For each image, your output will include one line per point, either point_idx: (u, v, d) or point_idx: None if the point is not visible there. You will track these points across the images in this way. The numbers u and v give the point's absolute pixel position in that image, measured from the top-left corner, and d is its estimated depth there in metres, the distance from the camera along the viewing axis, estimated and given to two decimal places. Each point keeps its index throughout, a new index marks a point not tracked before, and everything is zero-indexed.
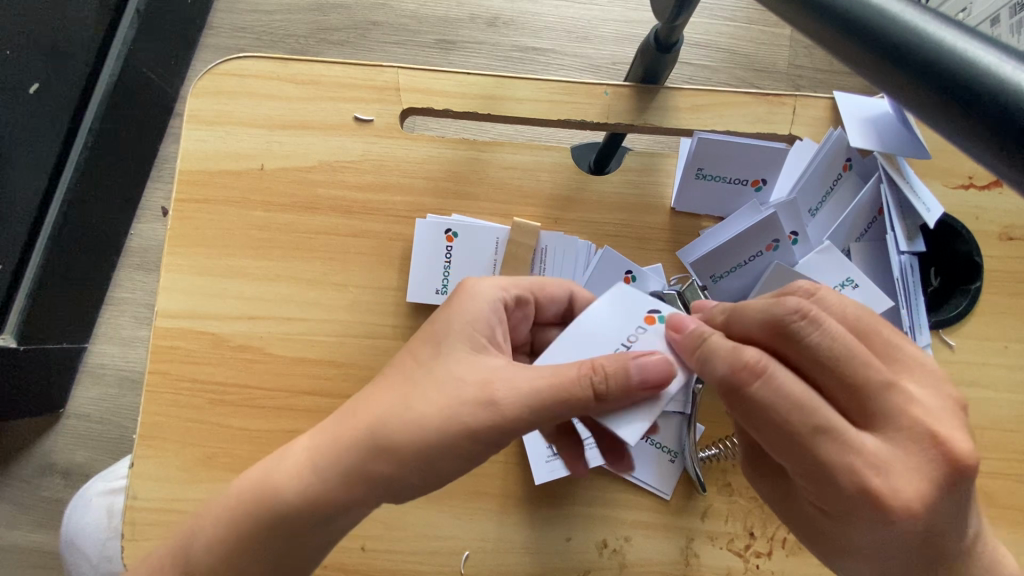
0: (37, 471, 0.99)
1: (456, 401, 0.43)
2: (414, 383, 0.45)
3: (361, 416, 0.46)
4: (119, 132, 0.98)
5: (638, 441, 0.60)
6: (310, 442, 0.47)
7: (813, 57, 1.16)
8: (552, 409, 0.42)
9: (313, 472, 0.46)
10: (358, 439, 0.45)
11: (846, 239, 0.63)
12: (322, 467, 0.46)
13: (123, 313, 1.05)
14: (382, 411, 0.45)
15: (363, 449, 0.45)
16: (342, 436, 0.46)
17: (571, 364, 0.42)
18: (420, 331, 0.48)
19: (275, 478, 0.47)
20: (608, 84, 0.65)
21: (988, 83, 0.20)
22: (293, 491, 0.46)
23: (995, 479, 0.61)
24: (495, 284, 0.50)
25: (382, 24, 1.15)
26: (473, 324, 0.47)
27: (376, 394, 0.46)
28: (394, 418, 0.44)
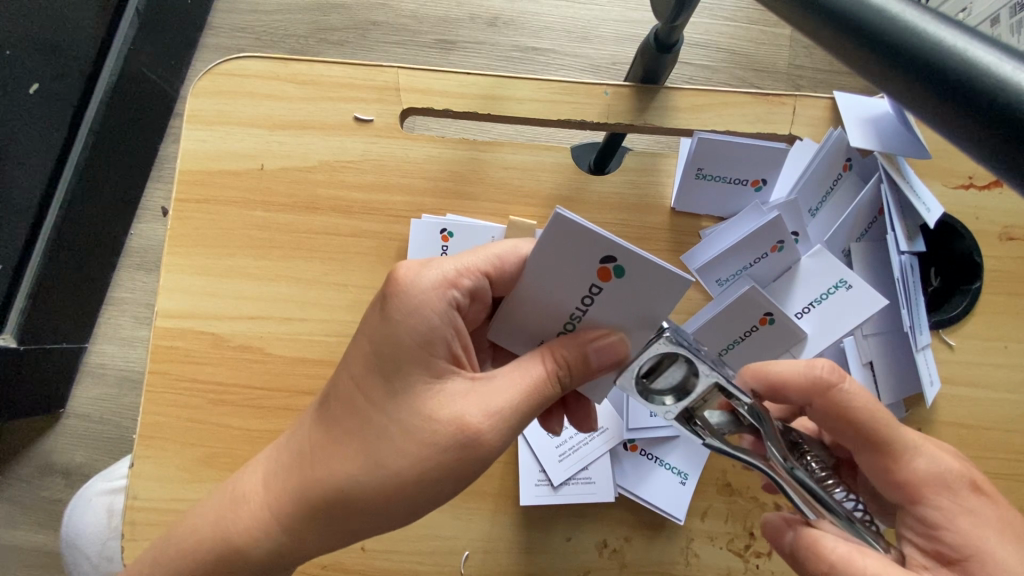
0: (37, 471, 0.99)
1: (432, 455, 0.44)
2: (371, 423, 0.45)
3: (318, 462, 0.46)
4: (119, 132, 0.98)
5: (636, 451, 0.60)
6: (269, 485, 0.49)
7: (812, 57, 1.16)
8: (526, 407, 0.45)
9: (279, 524, 0.47)
10: (318, 487, 0.46)
11: (846, 240, 0.64)
12: (291, 521, 0.47)
13: (123, 313, 1.05)
14: (347, 472, 0.45)
15: (335, 509, 0.46)
16: (307, 494, 0.46)
17: (533, 359, 0.44)
18: (364, 358, 0.45)
19: (244, 529, 0.48)
20: (608, 84, 0.65)
21: (988, 83, 0.20)
22: (266, 543, 0.48)
23: (994, 480, 0.61)
24: (445, 275, 0.44)
25: (382, 24, 1.15)
26: (423, 352, 0.44)
27: (335, 451, 0.46)
28: (354, 468, 0.45)
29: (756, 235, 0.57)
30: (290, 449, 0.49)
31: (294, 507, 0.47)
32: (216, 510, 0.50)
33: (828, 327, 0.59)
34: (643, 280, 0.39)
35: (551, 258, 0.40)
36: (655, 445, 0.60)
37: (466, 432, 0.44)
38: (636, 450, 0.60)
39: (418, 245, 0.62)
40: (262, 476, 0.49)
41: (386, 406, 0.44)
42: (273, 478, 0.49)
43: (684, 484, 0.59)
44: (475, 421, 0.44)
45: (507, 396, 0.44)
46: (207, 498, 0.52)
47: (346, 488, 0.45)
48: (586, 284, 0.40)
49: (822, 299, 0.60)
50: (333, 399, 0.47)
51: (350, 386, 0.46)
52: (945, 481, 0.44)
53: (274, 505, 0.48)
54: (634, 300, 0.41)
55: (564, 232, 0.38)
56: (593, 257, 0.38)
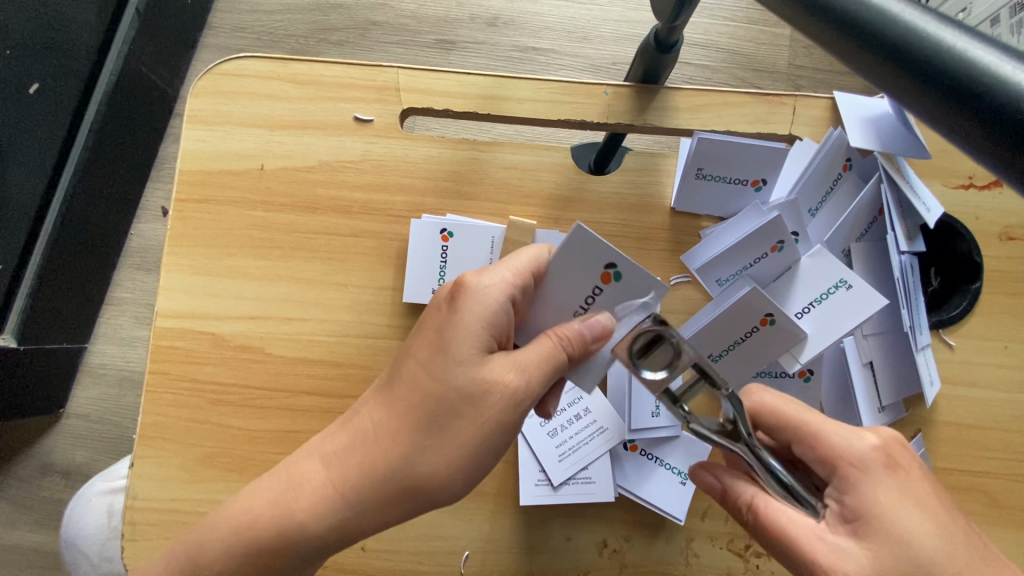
0: (37, 471, 0.99)
1: (491, 421, 0.45)
2: (428, 399, 0.45)
3: (378, 439, 0.47)
4: (119, 132, 0.98)
5: (637, 454, 0.60)
6: (322, 473, 0.49)
7: (812, 57, 1.16)
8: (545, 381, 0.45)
9: (342, 501, 0.47)
10: (377, 463, 0.46)
11: (846, 240, 0.64)
12: (354, 498, 0.47)
13: (123, 313, 1.05)
14: (411, 447, 0.46)
15: (400, 481, 0.46)
16: (372, 470, 0.46)
17: (540, 338, 0.45)
18: (425, 339, 0.47)
19: (294, 511, 0.48)
20: (608, 84, 0.65)
21: (989, 83, 0.20)
22: (324, 525, 0.48)
23: (993, 480, 0.61)
24: (496, 271, 0.45)
25: (382, 24, 1.15)
26: (481, 331, 0.45)
27: (398, 429, 0.46)
28: (417, 438, 0.46)
29: (754, 237, 0.57)
30: (343, 438, 0.49)
31: (360, 483, 0.47)
32: (262, 495, 0.50)
33: (828, 328, 0.59)
34: (641, 289, 0.42)
35: (564, 257, 0.43)
36: (657, 449, 0.60)
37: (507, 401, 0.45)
38: (636, 450, 0.60)
39: (420, 244, 0.62)
40: (324, 458, 0.49)
41: (444, 381, 0.45)
42: (327, 465, 0.49)
43: (684, 484, 0.59)
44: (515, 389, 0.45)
45: (534, 367, 0.44)
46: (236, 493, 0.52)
47: (406, 461, 0.46)
48: (589, 285, 0.43)
49: (823, 299, 0.59)
50: (395, 379, 0.48)
51: (413, 365, 0.47)
52: (858, 460, 0.45)
53: (336, 484, 0.48)
54: (633, 301, 0.43)
55: (580, 242, 0.42)
56: (598, 262, 0.42)
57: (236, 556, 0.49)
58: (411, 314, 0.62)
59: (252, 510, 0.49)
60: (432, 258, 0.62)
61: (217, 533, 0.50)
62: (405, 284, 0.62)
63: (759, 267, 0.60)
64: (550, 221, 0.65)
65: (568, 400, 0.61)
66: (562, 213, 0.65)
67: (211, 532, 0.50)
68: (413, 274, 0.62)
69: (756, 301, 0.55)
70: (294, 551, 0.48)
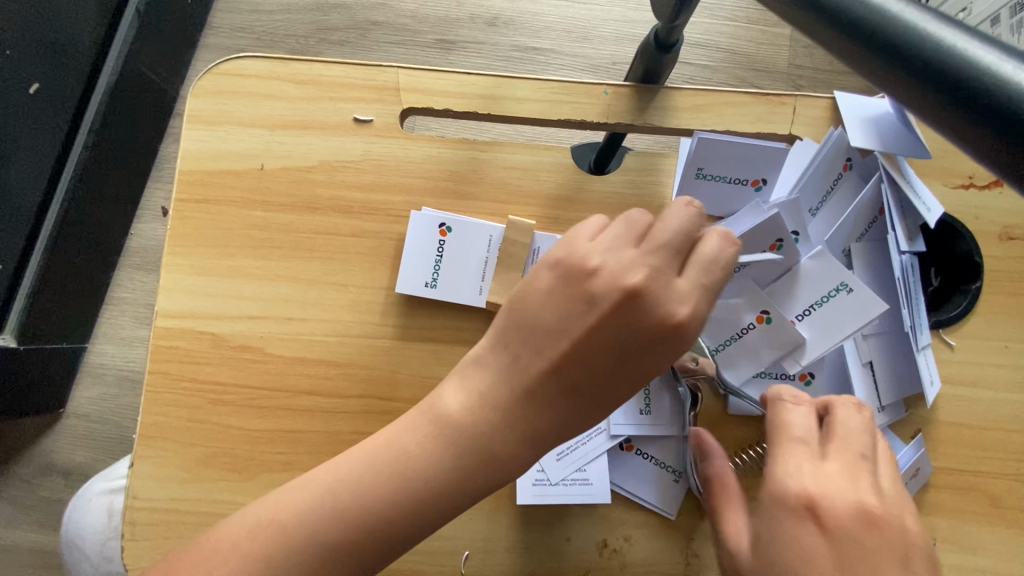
0: (37, 471, 0.99)
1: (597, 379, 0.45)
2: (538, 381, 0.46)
3: (545, 387, 0.45)
4: (119, 132, 0.98)
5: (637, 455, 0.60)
6: (494, 433, 0.45)
7: (812, 57, 1.16)
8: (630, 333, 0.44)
9: (473, 474, 0.45)
10: (528, 406, 0.45)
11: (846, 240, 0.63)
12: (469, 468, 0.45)
13: (123, 313, 1.05)
14: (538, 415, 0.45)
15: (513, 449, 0.45)
16: (485, 445, 0.45)
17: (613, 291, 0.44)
18: (578, 307, 0.45)
19: (412, 474, 0.44)
20: (608, 84, 0.65)
21: (988, 82, 0.20)
22: (433, 494, 0.45)
23: (993, 480, 0.61)
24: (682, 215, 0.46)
25: (382, 24, 1.15)
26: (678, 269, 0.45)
27: (527, 394, 0.45)
28: (543, 402, 0.45)
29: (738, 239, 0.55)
30: (460, 409, 0.46)
31: (473, 452, 0.45)
32: (380, 445, 0.46)
33: (828, 329, 0.59)
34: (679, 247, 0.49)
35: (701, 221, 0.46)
36: (656, 450, 0.60)
37: (679, 320, 0.44)
38: (631, 450, 0.60)
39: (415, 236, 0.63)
40: (427, 432, 0.46)
41: (526, 341, 0.46)
42: (483, 423, 0.45)
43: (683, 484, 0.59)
44: (681, 304, 0.44)
45: (710, 275, 0.45)
46: (315, 488, 0.45)
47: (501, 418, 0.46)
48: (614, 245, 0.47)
49: (824, 301, 0.59)
50: (522, 334, 0.46)
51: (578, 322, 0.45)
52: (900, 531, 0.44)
53: (456, 455, 0.45)
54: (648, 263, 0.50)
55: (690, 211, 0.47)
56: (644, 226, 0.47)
57: (374, 535, 0.44)
58: (411, 315, 0.62)
59: (372, 471, 0.45)
60: (427, 249, 0.62)
61: (301, 527, 0.43)
62: (399, 277, 0.62)
63: (716, 270, 0.57)
64: (550, 221, 0.65)
65: None
66: (561, 213, 0.65)
67: (301, 522, 0.43)
68: (412, 275, 0.62)
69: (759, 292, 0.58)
70: (422, 516, 0.45)
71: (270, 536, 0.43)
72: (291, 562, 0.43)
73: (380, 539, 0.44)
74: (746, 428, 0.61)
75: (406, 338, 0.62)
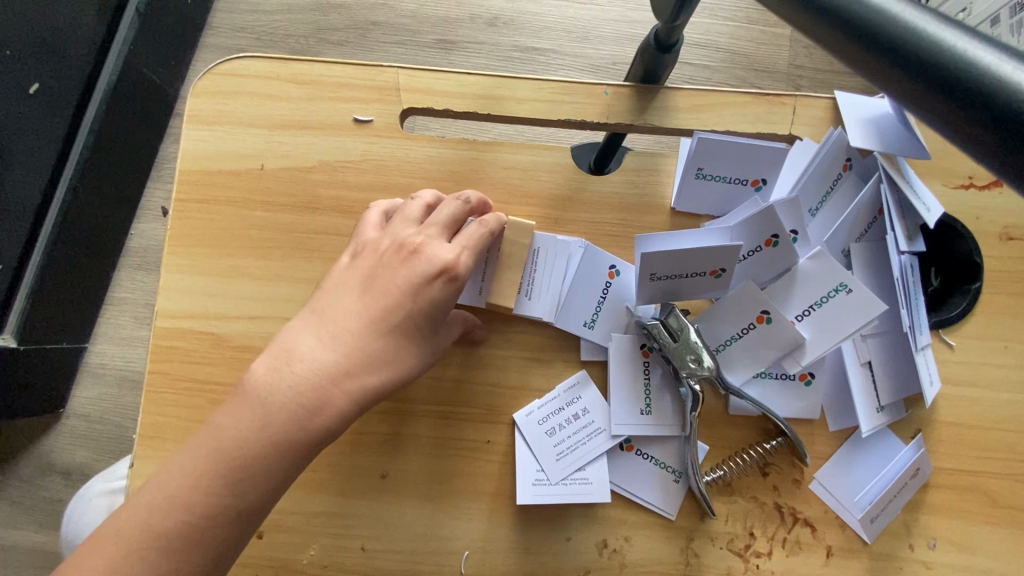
0: (37, 471, 0.99)
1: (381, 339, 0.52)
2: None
3: (320, 379, 0.49)
4: (119, 132, 0.98)
5: (637, 456, 0.60)
6: (337, 390, 0.50)
7: (813, 57, 1.16)
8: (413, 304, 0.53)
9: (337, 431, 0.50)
10: (381, 352, 0.51)
11: (846, 240, 0.63)
12: (268, 434, 0.48)
13: (123, 313, 1.05)
14: (287, 379, 0.49)
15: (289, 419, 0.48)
16: (272, 415, 0.48)
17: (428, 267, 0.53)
18: (381, 280, 0.53)
19: (292, 435, 0.48)
20: (608, 84, 0.65)
21: (987, 83, 0.20)
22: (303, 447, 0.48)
23: (993, 480, 0.61)
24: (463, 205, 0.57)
25: (382, 24, 1.15)
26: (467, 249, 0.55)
27: (310, 355, 0.50)
28: (348, 366, 0.50)
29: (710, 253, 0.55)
30: (308, 369, 0.50)
31: (276, 419, 0.48)
32: (249, 420, 0.48)
33: (828, 329, 0.59)
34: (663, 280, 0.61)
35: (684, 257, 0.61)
36: (656, 450, 0.60)
37: (448, 264, 0.53)
38: (631, 450, 0.60)
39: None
40: (290, 395, 0.49)
41: (348, 312, 0.52)
42: (333, 387, 0.50)
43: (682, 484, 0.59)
44: (453, 255, 0.53)
45: (468, 236, 0.55)
46: (191, 460, 0.47)
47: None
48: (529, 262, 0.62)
49: (823, 302, 0.60)
50: (330, 311, 0.53)
51: (377, 296, 0.53)
52: None
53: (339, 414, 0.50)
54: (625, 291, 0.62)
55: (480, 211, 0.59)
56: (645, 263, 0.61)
57: (270, 491, 0.48)
58: None
59: (253, 431, 0.47)
60: None
61: (189, 496, 0.46)
62: None
63: (689, 282, 0.57)
64: (550, 221, 0.65)
65: (566, 400, 0.61)
66: (561, 213, 0.65)
67: (186, 493, 0.46)
68: None
69: (755, 292, 0.58)
70: (313, 453, 0.50)
71: (164, 497, 0.46)
72: (177, 524, 0.46)
73: (263, 493, 0.48)
74: (745, 428, 0.61)
75: None
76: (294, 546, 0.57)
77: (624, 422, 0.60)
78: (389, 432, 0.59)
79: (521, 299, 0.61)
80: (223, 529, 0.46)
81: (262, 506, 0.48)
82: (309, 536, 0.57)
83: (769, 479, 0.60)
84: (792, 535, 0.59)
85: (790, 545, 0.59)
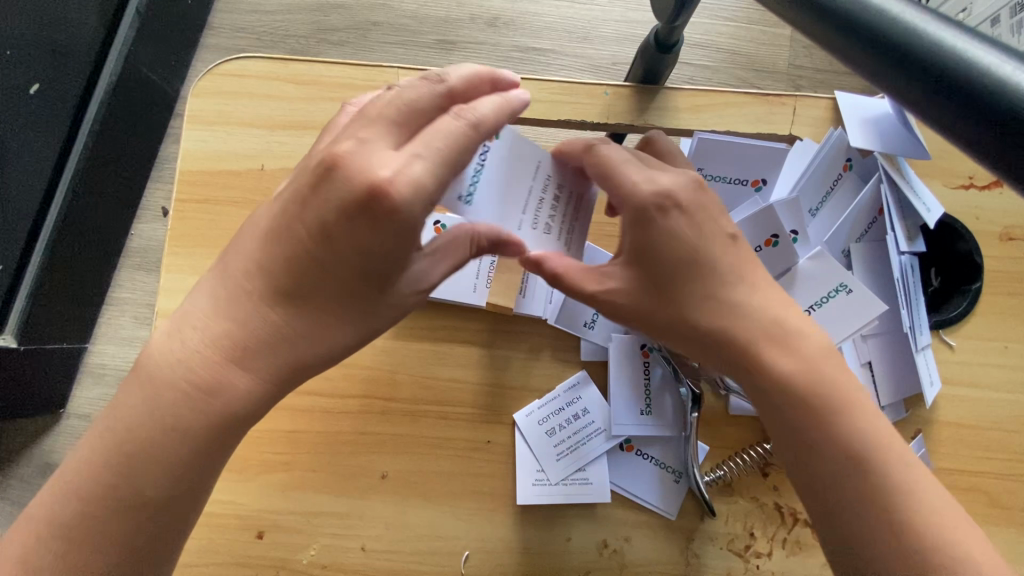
0: (37, 471, 0.99)
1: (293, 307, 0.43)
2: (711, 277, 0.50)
3: (215, 357, 0.43)
4: (119, 133, 0.98)
5: (638, 456, 0.60)
6: (231, 371, 0.43)
7: (812, 58, 1.16)
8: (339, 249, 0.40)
9: (243, 412, 0.44)
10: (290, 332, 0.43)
11: (846, 241, 0.63)
12: (158, 422, 0.42)
13: (123, 313, 1.05)
14: (179, 357, 0.43)
15: (182, 405, 0.43)
16: (158, 402, 0.42)
17: (355, 184, 0.38)
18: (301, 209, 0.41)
19: (183, 421, 0.43)
20: (608, 84, 0.66)
21: (988, 84, 0.20)
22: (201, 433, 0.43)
23: (994, 481, 0.61)
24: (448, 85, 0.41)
25: (382, 24, 1.15)
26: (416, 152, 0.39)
27: (207, 327, 0.43)
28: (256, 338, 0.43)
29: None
30: (192, 344, 0.43)
31: (165, 402, 0.43)
32: (136, 403, 0.43)
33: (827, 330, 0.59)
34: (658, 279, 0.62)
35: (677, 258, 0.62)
36: (657, 451, 0.60)
37: (379, 188, 0.38)
38: (631, 450, 0.61)
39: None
40: (184, 376, 0.43)
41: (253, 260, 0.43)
42: (230, 367, 0.43)
43: (682, 484, 0.59)
44: (392, 174, 0.38)
45: (435, 139, 0.38)
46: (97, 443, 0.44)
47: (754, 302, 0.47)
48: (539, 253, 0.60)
49: (823, 302, 0.59)
50: (238, 260, 0.44)
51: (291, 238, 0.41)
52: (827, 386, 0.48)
53: (245, 397, 0.44)
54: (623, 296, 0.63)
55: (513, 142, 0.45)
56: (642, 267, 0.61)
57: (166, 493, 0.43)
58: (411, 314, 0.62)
59: (140, 418, 0.43)
60: None
61: (84, 501, 0.43)
62: None
63: None
64: None
65: (566, 400, 0.61)
66: None
67: (79, 487, 0.43)
68: None
69: None
70: (222, 440, 0.44)
71: (58, 492, 0.43)
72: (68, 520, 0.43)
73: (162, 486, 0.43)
74: (745, 428, 0.61)
75: (406, 338, 0.62)
76: (294, 546, 0.57)
77: (623, 422, 0.60)
78: (390, 431, 0.59)
79: (519, 299, 0.62)
80: (124, 532, 0.43)
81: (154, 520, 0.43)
82: (309, 535, 0.57)
83: (769, 480, 0.60)
84: (792, 535, 0.59)
85: (791, 545, 0.59)
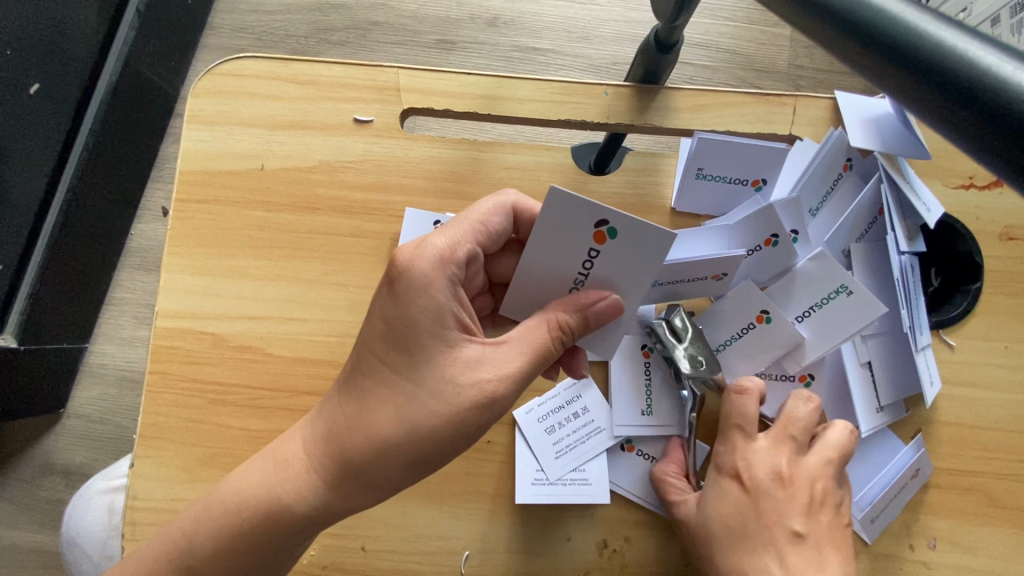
0: (37, 471, 0.99)
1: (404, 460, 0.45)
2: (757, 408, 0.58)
3: (315, 491, 0.46)
4: (118, 133, 0.97)
5: (644, 462, 0.60)
6: (322, 497, 0.47)
7: (812, 57, 1.16)
8: (453, 429, 0.44)
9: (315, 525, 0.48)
10: (359, 455, 0.45)
11: (846, 240, 0.63)
12: (242, 523, 0.47)
13: (123, 313, 1.05)
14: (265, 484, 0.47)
15: (270, 521, 0.47)
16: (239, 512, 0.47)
17: (428, 404, 0.44)
18: (383, 404, 0.45)
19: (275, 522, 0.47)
20: (608, 84, 0.66)
21: (990, 84, 0.20)
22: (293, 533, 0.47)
23: (995, 481, 0.60)
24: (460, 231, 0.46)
25: (382, 24, 1.15)
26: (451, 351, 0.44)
27: (294, 466, 0.47)
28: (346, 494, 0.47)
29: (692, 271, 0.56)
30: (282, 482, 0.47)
31: (256, 526, 0.47)
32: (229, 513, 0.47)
33: (828, 329, 0.59)
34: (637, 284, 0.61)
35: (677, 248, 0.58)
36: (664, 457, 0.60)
37: (446, 390, 0.44)
38: (632, 451, 0.61)
39: (561, 213, 0.42)
40: (291, 481, 0.47)
41: (353, 434, 0.45)
42: (323, 500, 0.47)
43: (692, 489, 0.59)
44: (447, 380, 0.44)
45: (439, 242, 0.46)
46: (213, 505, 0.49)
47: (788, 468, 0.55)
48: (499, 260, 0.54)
49: (823, 303, 0.60)
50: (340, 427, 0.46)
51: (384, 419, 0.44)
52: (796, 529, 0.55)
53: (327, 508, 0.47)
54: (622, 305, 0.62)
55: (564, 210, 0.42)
56: None
57: (222, 510, 0.47)
58: None
59: (218, 526, 0.47)
60: None
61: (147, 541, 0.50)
62: None
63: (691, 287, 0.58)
64: None
65: (567, 399, 0.61)
66: None
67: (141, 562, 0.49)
68: None
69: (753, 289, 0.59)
70: (289, 536, 0.48)
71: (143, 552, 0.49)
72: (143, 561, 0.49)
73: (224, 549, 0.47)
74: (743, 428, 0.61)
75: None
76: None
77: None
78: None
79: None
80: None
81: (209, 543, 0.47)
82: None
83: None
84: None
85: None
